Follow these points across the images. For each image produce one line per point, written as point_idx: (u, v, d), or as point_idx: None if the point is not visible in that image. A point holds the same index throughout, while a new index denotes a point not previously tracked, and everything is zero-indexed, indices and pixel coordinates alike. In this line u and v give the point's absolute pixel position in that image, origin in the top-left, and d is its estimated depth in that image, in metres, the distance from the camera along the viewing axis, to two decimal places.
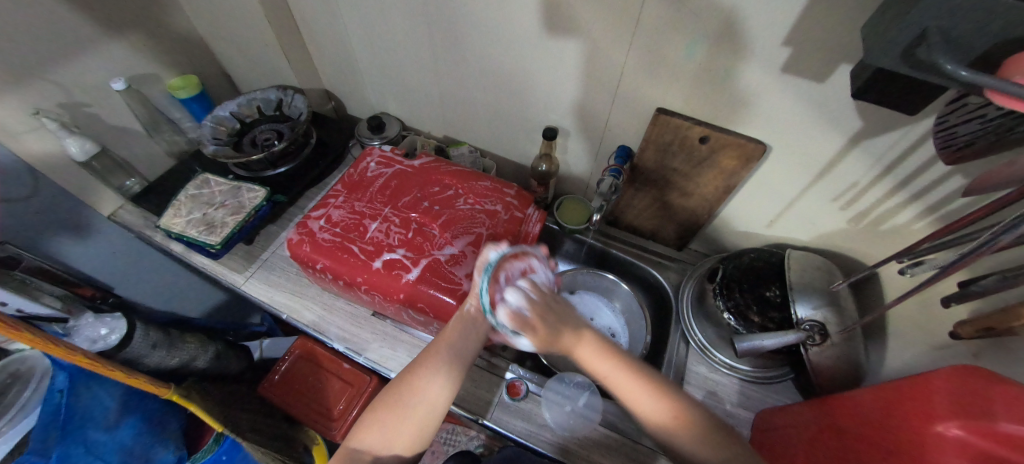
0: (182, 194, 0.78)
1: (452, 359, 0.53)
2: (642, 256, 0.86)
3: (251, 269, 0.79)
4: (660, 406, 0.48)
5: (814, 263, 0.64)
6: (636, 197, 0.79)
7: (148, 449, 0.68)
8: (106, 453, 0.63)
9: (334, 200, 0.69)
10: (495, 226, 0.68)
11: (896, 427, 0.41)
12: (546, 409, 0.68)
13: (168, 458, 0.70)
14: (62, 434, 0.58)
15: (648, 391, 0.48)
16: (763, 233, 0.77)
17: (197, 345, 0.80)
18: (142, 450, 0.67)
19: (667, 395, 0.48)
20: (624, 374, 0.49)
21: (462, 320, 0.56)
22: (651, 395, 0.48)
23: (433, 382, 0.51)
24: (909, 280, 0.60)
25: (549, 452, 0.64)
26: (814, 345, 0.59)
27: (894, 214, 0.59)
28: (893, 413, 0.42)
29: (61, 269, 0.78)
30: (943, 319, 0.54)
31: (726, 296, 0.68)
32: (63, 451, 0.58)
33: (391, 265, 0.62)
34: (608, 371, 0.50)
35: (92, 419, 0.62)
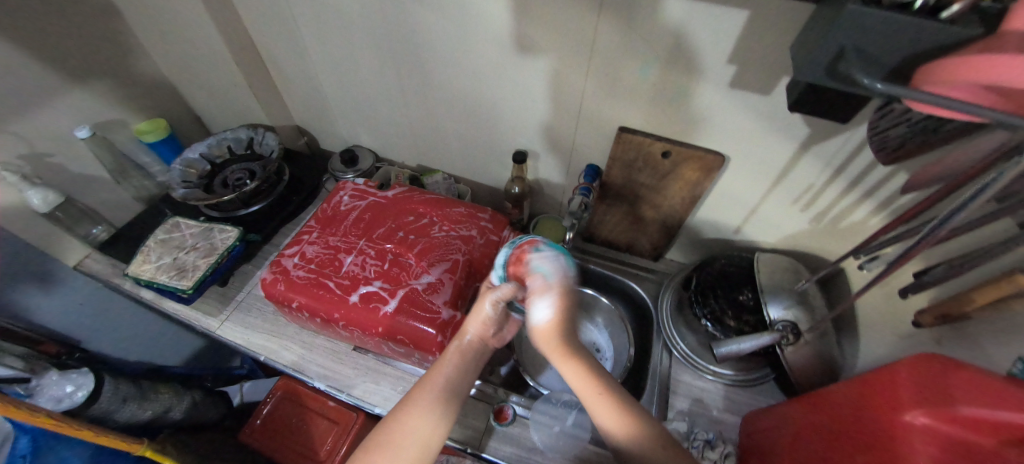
0: (151, 239, 0.76)
1: (446, 393, 0.53)
2: (620, 269, 0.88)
3: (226, 311, 0.77)
4: (619, 427, 0.49)
5: (781, 265, 0.66)
6: (608, 212, 0.81)
7: None
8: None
9: (307, 237, 0.69)
10: (471, 251, 0.69)
11: (870, 420, 0.42)
12: (534, 430, 0.67)
13: None
14: None
15: (609, 407, 0.50)
16: (732, 239, 0.80)
17: (171, 394, 0.76)
18: None
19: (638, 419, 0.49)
20: (590, 387, 0.51)
21: (459, 351, 0.56)
22: (607, 408, 0.50)
23: (427, 418, 0.50)
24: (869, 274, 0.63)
25: None
26: (788, 344, 0.60)
27: (849, 213, 0.63)
28: (863, 407, 0.43)
29: (23, 326, 0.74)
30: (903, 309, 0.57)
31: (702, 303, 0.69)
32: None
33: (368, 298, 0.62)
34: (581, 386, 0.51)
35: None
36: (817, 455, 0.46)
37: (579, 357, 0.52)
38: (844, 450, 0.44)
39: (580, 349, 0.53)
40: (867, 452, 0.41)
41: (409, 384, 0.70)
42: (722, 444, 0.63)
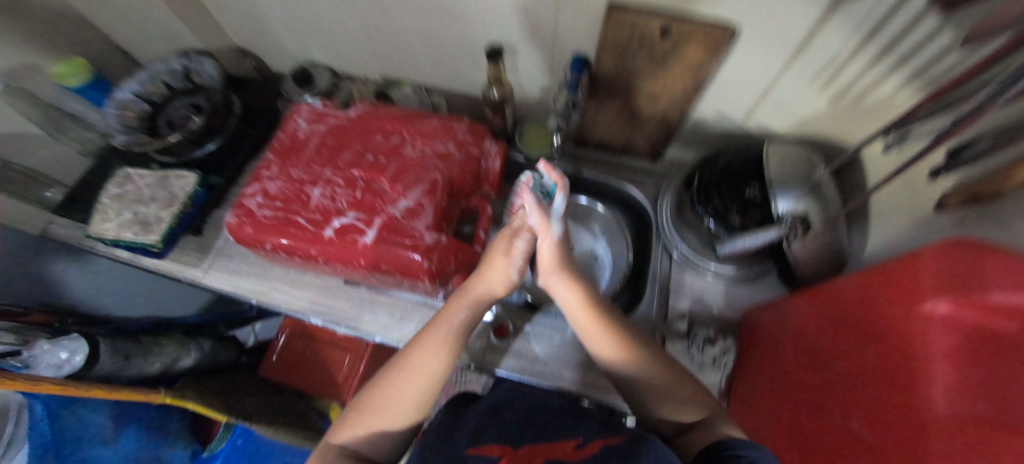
0: (104, 196, 0.69)
1: (450, 353, 0.52)
2: (616, 172, 0.82)
3: (208, 260, 0.73)
4: (627, 362, 0.50)
5: (793, 155, 0.60)
6: (601, 110, 0.72)
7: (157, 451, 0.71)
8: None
9: (267, 172, 0.62)
10: (450, 169, 0.64)
11: (884, 316, 0.39)
12: (534, 342, 0.68)
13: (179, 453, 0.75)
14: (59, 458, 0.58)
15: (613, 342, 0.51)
16: (739, 129, 0.72)
17: (175, 346, 0.75)
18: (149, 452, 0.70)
19: (651, 367, 0.50)
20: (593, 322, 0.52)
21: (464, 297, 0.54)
22: (613, 344, 0.51)
23: (430, 361, 0.50)
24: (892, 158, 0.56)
25: (545, 382, 0.65)
26: (796, 238, 0.56)
27: (877, 87, 0.53)
28: (876, 302, 0.40)
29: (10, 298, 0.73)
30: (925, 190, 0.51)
31: (705, 202, 0.63)
32: None
33: (344, 230, 0.58)
34: (585, 322, 0.53)
35: (89, 438, 0.61)
36: (822, 345, 0.46)
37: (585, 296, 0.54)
38: (851, 344, 0.42)
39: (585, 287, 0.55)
40: (879, 349, 0.38)
41: (406, 311, 0.70)
42: (722, 340, 0.64)
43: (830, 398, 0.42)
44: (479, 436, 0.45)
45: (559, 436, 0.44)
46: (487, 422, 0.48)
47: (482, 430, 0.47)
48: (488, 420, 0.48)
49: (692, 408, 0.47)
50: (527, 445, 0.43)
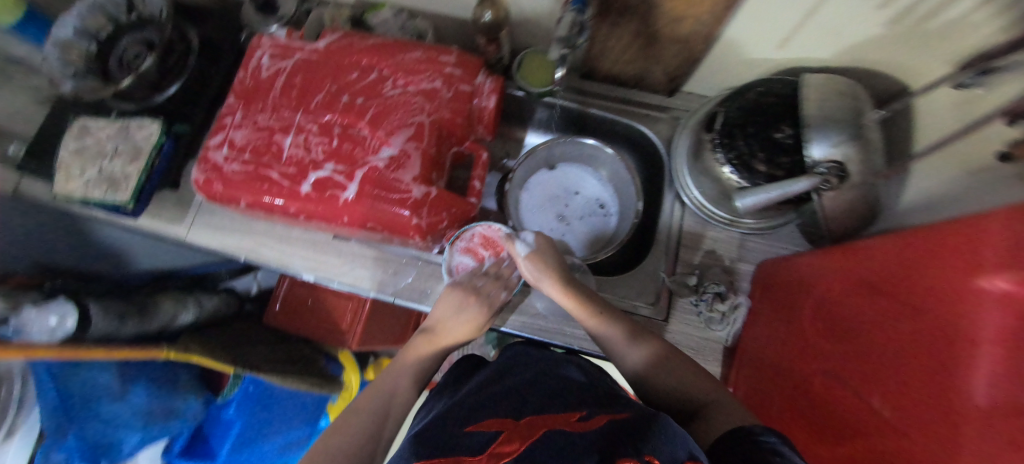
0: (62, 150, 0.63)
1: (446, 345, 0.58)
2: (628, 110, 0.72)
3: (190, 215, 0.69)
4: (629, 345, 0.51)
5: (837, 89, 0.51)
6: (612, 35, 0.61)
7: (170, 403, 0.76)
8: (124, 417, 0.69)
9: (231, 120, 0.55)
10: (438, 109, 0.56)
11: (931, 290, 0.34)
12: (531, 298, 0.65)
13: (193, 403, 0.80)
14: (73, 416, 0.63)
15: (607, 323, 0.52)
16: (772, 57, 0.61)
17: (173, 302, 0.77)
18: (161, 404, 0.74)
19: (640, 335, 0.51)
20: (585, 309, 0.53)
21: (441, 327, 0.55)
22: (606, 325, 0.52)
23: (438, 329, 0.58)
24: (959, 93, 0.46)
25: (545, 336, 0.64)
26: (828, 189, 0.49)
27: (947, 8, 0.42)
28: (923, 271, 0.35)
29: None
30: (985, 137, 0.42)
31: (728, 146, 0.55)
32: (79, 426, 0.64)
33: (322, 185, 0.52)
34: (577, 311, 0.53)
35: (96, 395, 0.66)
36: (851, 321, 0.41)
37: (575, 293, 0.54)
38: (885, 320, 0.37)
39: (575, 283, 0.55)
40: (919, 325, 0.34)
41: (400, 266, 0.66)
42: (734, 295, 0.60)
43: (855, 370, 0.39)
44: (478, 411, 0.44)
45: (563, 409, 0.43)
46: (487, 396, 0.47)
47: (482, 405, 0.45)
48: (491, 393, 0.47)
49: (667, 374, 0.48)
50: (530, 416, 0.42)
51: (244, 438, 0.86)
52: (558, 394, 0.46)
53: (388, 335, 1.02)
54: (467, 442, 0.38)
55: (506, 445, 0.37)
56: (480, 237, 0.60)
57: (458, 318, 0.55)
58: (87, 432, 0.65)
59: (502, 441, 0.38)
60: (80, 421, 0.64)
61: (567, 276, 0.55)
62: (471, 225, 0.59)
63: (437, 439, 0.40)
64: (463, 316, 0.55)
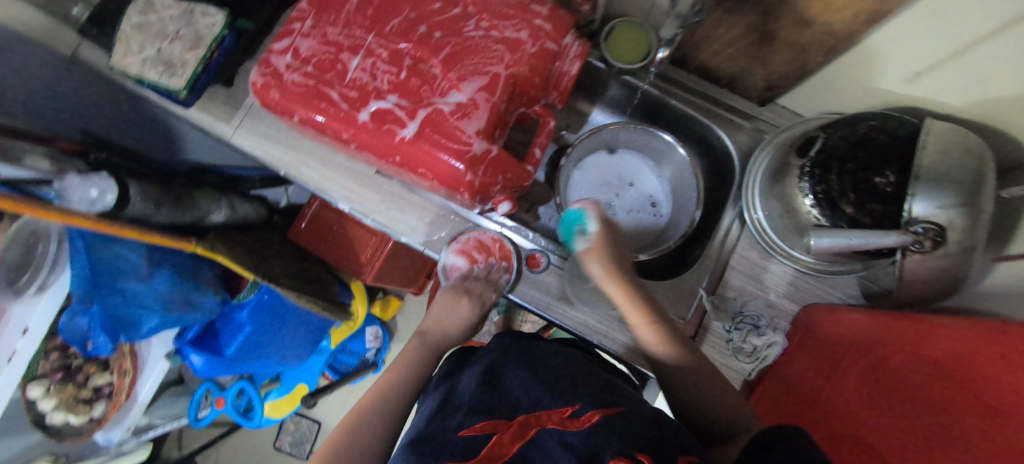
0: (124, 22, 0.60)
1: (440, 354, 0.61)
2: (712, 109, 0.66)
3: (238, 116, 0.67)
4: (656, 339, 0.53)
5: (961, 143, 0.45)
6: (724, 23, 0.55)
7: (190, 296, 0.78)
8: (145, 297, 0.71)
9: (299, 26, 0.51)
10: (517, 62, 0.51)
11: (998, 386, 0.31)
12: (545, 273, 0.64)
13: (212, 300, 0.82)
14: (100, 288, 0.65)
15: (646, 319, 0.54)
16: (894, 88, 0.54)
17: (209, 200, 0.77)
18: (181, 295, 0.76)
19: (668, 332, 0.53)
20: (628, 302, 0.54)
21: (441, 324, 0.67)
22: (643, 319, 0.54)
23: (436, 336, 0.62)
24: None
25: (569, 326, 0.62)
26: (916, 251, 0.45)
27: None
28: (997, 365, 0.32)
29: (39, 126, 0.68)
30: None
31: (817, 177, 0.52)
32: (104, 299, 0.66)
33: (381, 117, 0.49)
34: (621, 303, 0.55)
35: (123, 273, 0.68)
36: (891, 400, 0.40)
37: (625, 286, 0.55)
38: (931, 407, 0.36)
39: (626, 277, 0.55)
40: (969, 421, 0.32)
41: (437, 218, 0.64)
42: (771, 332, 0.58)
43: (890, 445, 0.37)
44: (478, 409, 0.45)
45: (556, 403, 0.45)
46: (486, 392, 0.48)
47: (477, 401, 0.47)
48: (487, 395, 0.48)
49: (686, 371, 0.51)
50: (522, 416, 0.44)
51: (252, 342, 0.90)
52: (555, 392, 0.48)
53: (400, 276, 1.03)
54: (464, 441, 0.40)
55: (500, 448, 0.39)
56: (475, 242, 0.64)
57: (453, 315, 0.68)
58: (111, 306, 0.67)
59: (496, 443, 0.40)
60: (106, 295, 0.66)
61: (620, 270, 0.56)
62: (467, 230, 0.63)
63: (439, 443, 0.41)
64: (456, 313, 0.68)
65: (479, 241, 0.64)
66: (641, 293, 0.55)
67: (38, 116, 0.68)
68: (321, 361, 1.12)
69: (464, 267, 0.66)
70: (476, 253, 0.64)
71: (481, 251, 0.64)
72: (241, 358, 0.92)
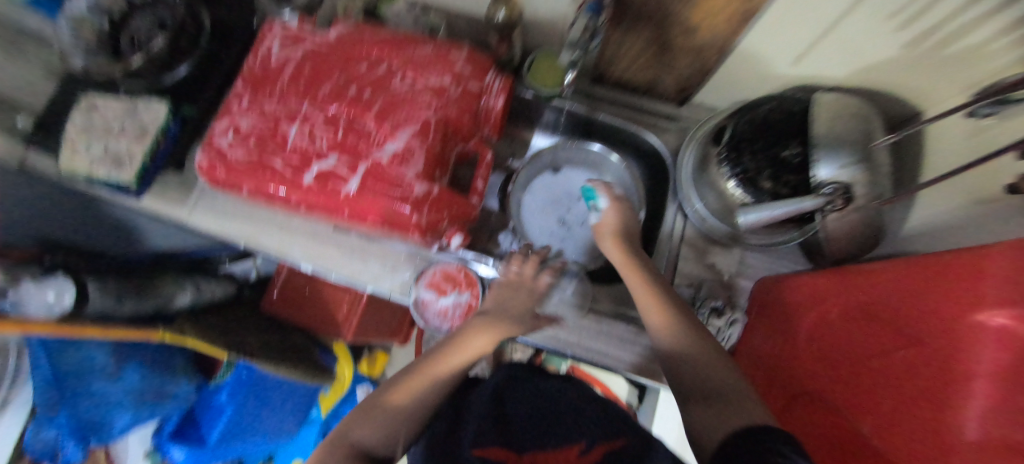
0: (70, 127, 0.63)
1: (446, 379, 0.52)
2: (637, 117, 0.72)
3: (192, 198, 0.69)
4: (658, 314, 0.49)
5: (848, 110, 0.50)
6: (625, 41, 0.60)
7: (162, 387, 0.77)
8: (116, 396, 0.70)
9: (237, 106, 0.55)
10: (445, 106, 0.55)
11: (924, 313, 0.35)
12: (552, 302, 0.62)
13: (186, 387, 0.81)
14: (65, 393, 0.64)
15: (655, 298, 0.50)
16: (787, 72, 0.61)
17: (172, 284, 0.77)
18: (153, 387, 0.75)
19: (677, 315, 0.49)
20: (637, 279, 0.53)
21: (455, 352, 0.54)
22: (649, 295, 0.51)
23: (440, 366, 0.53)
24: (970, 127, 0.46)
25: (560, 349, 0.61)
26: (833, 211, 0.49)
27: (971, 30, 0.41)
28: (931, 301, 0.34)
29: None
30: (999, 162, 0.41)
31: (734, 161, 0.56)
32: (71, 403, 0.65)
33: (325, 178, 0.52)
34: (635, 283, 0.53)
35: (92, 373, 0.67)
36: (830, 343, 0.43)
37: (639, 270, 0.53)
38: (869, 341, 0.39)
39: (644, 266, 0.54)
40: (909, 348, 0.35)
41: (399, 261, 0.66)
42: (730, 311, 0.60)
43: (849, 393, 0.39)
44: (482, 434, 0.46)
45: (560, 442, 0.46)
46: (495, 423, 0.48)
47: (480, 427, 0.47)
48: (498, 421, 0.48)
49: (684, 329, 0.47)
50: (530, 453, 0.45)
51: (236, 424, 0.87)
52: (557, 423, 0.48)
53: (382, 328, 1.03)
54: None
55: None
56: (440, 273, 0.64)
57: (495, 318, 0.56)
58: (80, 409, 0.66)
59: None
60: (73, 399, 0.65)
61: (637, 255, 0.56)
62: (431, 263, 0.64)
63: None
64: (499, 314, 0.57)
65: (442, 270, 0.64)
66: (660, 283, 0.52)
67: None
68: (313, 432, 1.08)
69: (434, 302, 0.64)
70: (442, 283, 0.64)
71: (445, 282, 0.64)
72: (225, 443, 0.88)
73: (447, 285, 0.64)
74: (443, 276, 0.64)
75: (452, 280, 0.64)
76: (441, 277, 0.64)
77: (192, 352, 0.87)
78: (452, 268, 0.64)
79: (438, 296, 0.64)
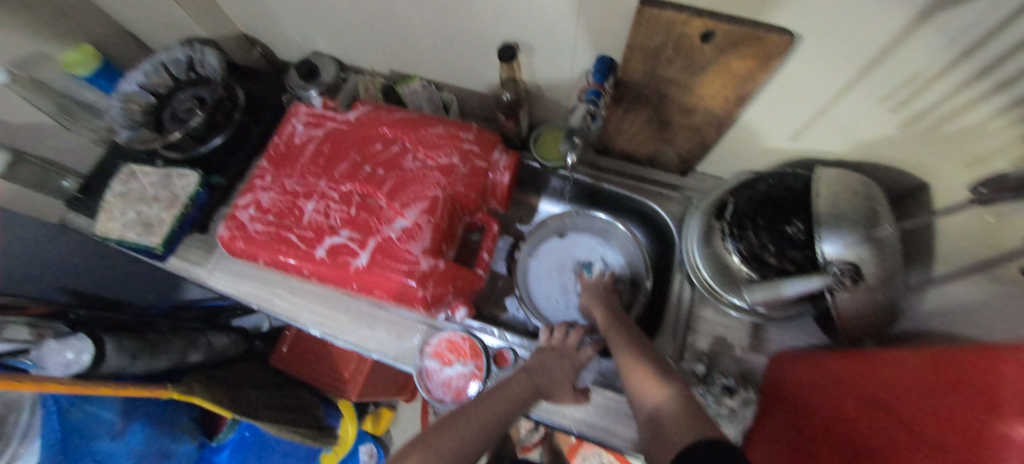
0: (109, 194, 0.68)
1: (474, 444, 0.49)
2: (638, 186, 0.74)
3: (213, 260, 0.73)
4: (637, 365, 0.50)
5: (849, 188, 0.50)
6: (626, 119, 0.64)
7: (165, 446, 0.77)
8: (118, 456, 0.70)
9: (261, 182, 0.59)
10: (453, 184, 0.58)
11: (954, 433, 0.31)
12: (584, 372, 0.61)
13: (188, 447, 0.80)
14: (69, 453, 0.64)
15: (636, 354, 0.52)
16: (786, 148, 0.62)
17: (184, 341, 0.79)
18: (155, 446, 0.75)
19: (656, 368, 0.49)
20: (621, 339, 0.55)
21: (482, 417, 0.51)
22: (630, 353, 0.52)
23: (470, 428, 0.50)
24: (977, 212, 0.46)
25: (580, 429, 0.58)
26: (842, 290, 0.48)
27: (965, 112, 0.43)
28: (945, 402, 0.33)
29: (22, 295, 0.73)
30: (1007, 244, 0.41)
31: (738, 235, 0.55)
32: None
33: (336, 252, 0.54)
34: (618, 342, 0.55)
35: (98, 432, 0.67)
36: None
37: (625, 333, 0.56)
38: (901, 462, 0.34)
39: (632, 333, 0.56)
40: None
41: (405, 327, 0.67)
42: (743, 390, 0.58)
43: None
44: None
45: None
46: None
47: None
48: None
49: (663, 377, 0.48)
50: None
51: None
52: None
53: (390, 385, 1.01)
54: None
55: None
56: (446, 342, 0.64)
57: (509, 389, 0.55)
58: None
59: None
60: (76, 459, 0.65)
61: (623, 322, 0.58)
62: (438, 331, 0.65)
63: None
64: (510, 388, 0.55)
65: (450, 339, 0.64)
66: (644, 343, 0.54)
67: (22, 286, 0.72)
68: None
69: (441, 372, 0.62)
70: (447, 353, 0.63)
71: (451, 351, 0.63)
72: None
73: (452, 354, 0.63)
74: (449, 345, 0.63)
75: (457, 350, 0.63)
76: (447, 346, 0.63)
77: (197, 409, 0.87)
78: (458, 337, 0.64)
79: (444, 367, 0.62)
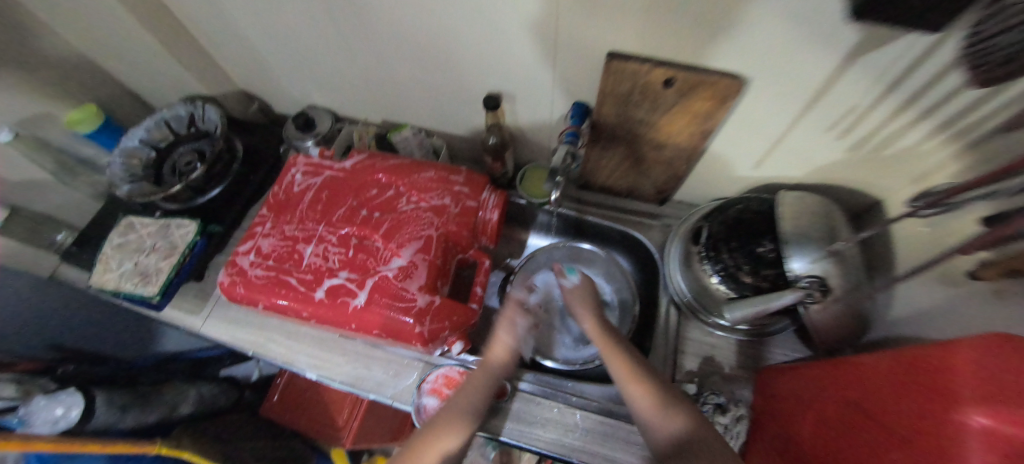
0: (107, 246, 0.70)
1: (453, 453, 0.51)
2: (622, 217, 0.79)
3: (208, 307, 0.73)
4: (642, 392, 0.50)
5: (810, 208, 0.54)
6: (604, 156, 0.69)
7: None
8: None
9: (261, 229, 0.62)
10: (446, 223, 0.61)
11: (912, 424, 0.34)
12: None
13: None
14: None
15: (644, 384, 0.50)
16: (751, 175, 0.68)
17: (175, 393, 0.77)
18: None
19: (665, 398, 0.49)
20: (625, 367, 0.53)
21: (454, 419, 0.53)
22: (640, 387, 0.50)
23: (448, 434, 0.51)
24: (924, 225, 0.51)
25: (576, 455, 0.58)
26: (814, 303, 0.52)
27: (904, 133, 0.50)
28: (905, 396, 0.36)
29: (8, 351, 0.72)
30: (949, 249, 0.45)
31: (714, 258, 0.60)
32: None
33: (335, 292, 0.56)
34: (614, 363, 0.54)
35: None
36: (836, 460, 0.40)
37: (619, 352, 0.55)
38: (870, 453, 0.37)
39: (625, 351, 0.55)
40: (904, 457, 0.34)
41: (401, 365, 0.68)
42: (734, 407, 0.60)
43: None
44: None
45: None
46: None
47: None
48: None
49: (679, 412, 0.47)
50: None
51: None
52: None
53: (386, 429, 0.99)
54: None
55: None
56: (444, 378, 0.64)
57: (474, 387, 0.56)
58: None
59: None
60: None
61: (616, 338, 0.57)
62: (435, 368, 0.66)
63: None
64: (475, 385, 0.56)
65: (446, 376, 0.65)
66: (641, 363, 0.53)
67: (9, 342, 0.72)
68: None
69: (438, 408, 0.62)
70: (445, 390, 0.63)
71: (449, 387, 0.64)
72: None
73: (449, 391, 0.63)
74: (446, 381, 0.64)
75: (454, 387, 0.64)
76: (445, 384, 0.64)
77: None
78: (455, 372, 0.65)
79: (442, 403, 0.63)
